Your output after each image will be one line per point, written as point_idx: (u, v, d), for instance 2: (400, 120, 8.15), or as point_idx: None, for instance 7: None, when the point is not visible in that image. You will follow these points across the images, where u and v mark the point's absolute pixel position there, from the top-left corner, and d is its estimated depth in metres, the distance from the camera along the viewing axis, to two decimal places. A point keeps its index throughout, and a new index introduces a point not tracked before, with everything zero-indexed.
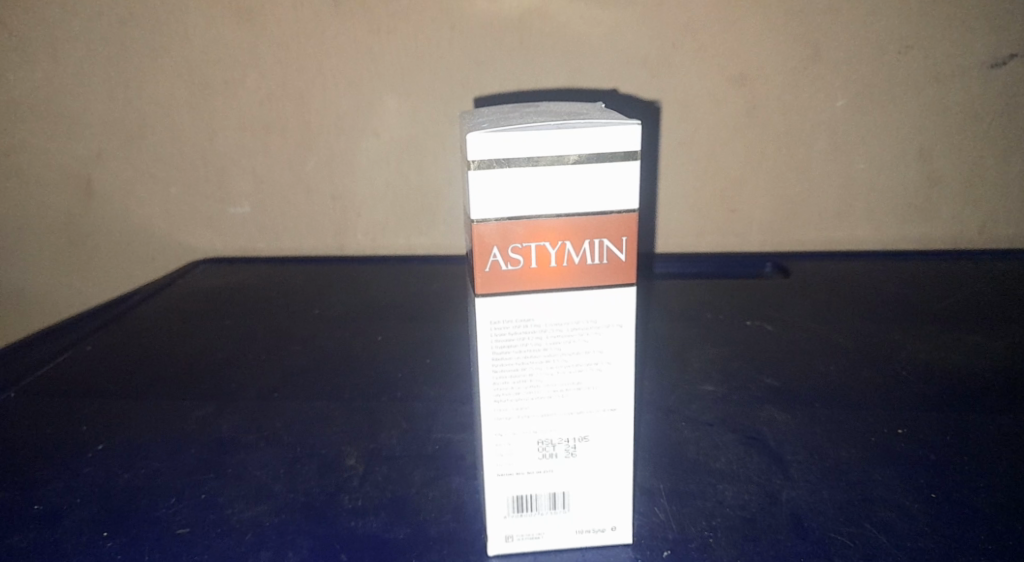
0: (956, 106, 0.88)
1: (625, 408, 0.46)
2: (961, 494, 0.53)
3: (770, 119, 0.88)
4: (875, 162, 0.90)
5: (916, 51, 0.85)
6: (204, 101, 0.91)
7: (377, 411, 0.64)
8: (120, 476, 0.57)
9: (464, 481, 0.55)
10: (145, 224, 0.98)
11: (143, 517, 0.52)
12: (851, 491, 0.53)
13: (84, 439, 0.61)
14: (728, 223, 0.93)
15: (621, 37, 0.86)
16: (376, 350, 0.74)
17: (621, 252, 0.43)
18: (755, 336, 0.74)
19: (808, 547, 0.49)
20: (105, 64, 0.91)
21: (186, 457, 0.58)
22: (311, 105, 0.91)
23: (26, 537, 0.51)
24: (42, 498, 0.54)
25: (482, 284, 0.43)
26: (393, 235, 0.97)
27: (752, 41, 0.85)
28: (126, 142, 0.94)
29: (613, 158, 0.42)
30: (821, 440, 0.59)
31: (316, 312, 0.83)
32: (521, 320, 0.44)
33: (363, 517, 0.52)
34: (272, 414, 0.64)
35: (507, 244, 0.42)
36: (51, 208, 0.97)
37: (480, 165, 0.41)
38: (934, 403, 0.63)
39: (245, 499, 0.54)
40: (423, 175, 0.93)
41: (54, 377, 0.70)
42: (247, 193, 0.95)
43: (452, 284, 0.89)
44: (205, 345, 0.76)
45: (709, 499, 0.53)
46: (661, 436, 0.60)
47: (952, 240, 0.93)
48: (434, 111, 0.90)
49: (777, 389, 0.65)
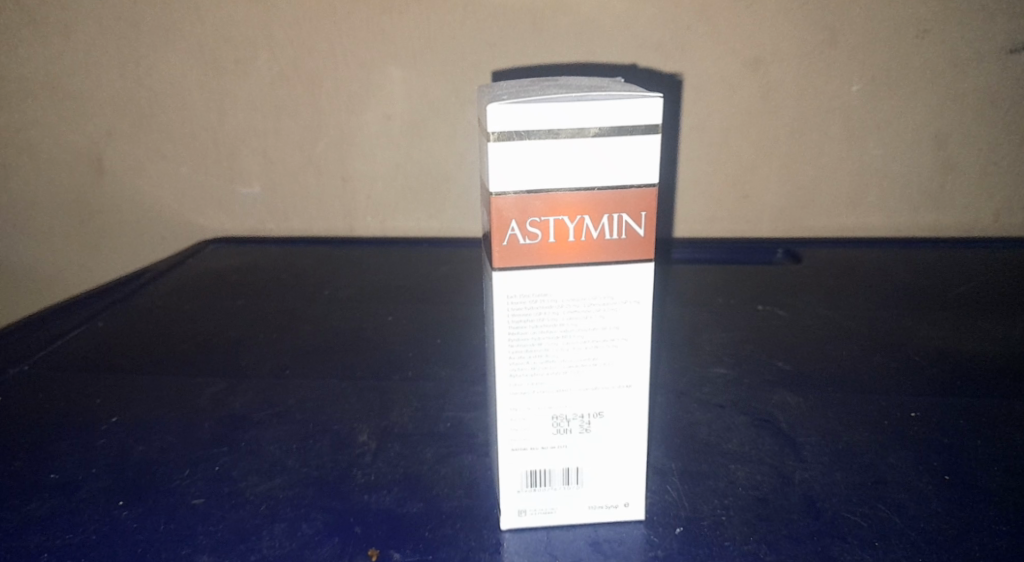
0: (971, 94, 0.87)
1: (640, 385, 0.46)
2: (975, 477, 0.53)
3: (784, 104, 0.88)
4: (887, 149, 0.90)
5: (931, 38, 0.85)
6: (215, 81, 0.91)
7: (387, 389, 0.64)
8: (134, 449, 0.57)
9: (476, 458, 0.55)
10: (155, 203, 0.98)
11: (158, 489, 0.52)
12: (864, 474, 0.53)
13: (96, 413, 0.61)
14: (738, 209, 0.93)
15: (635, 19, 0.86)
16: (387, 330, 0.74)
17: (640, 227, 0.43)
18: (767, 321, 0.74)
19: (821, 527, 0.49)
20: (116, 41, 0.90)
21: (199, 432, 0.59)
22: (323, 85, 0.90)
23: (42, 505, 0.51)
24: (56, 469, 0.55)
25: (500, 258, 0.43)
26: (402, 217, 0.97)
27: (766, 25, 0.85)
28: (137, 122, 0.94)
29: (634, 131, 0.41)
30: (834, 423, 0.59)
31: (327, 293, 0.83)
32: (538, 295, 0.44)
33: (376, 492, 0.52)
34: (284, 390, 0.64)
35: (525, 218, 0.42)
36: (61, 187, 0.97)
37: (500, 137, 0.41)
38: (947, 388, 0.63)
39: (258, 473, 0.54)
40: (435, 158, 0.93)
41: (67, 352, 0.70)
42: (257, 174, 0.95)
43: (463, 266, 0.89)
44: (216, 323, 0.76)
45: (722, 479, 0.53)
46: (672, 417, 0.60)
47: (965, 229, 0.93)
48: (446, 92, 0.90)
49: (788, 372, 0.65)
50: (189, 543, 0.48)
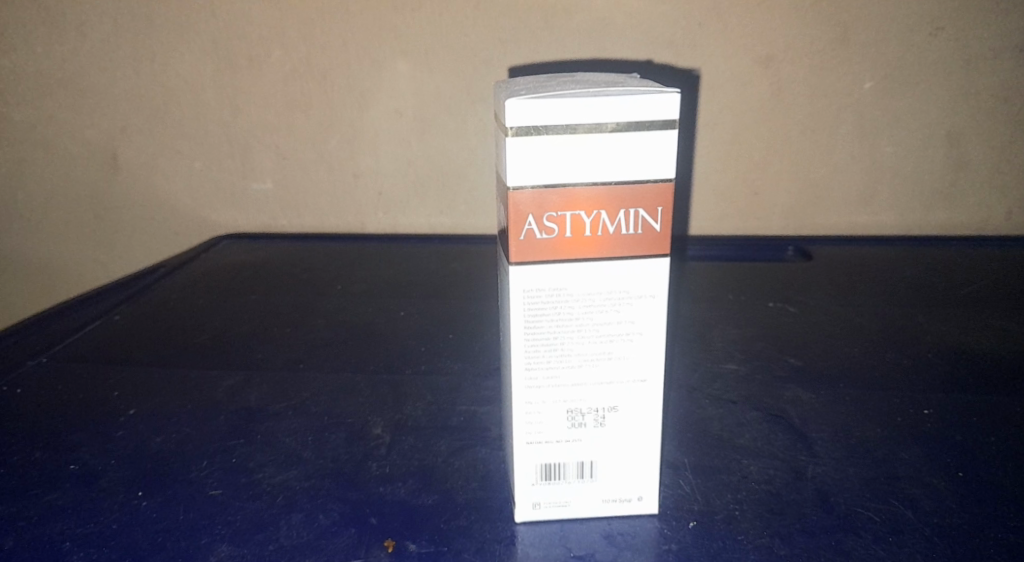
0: (983, 91, 0.87)
1: (655, 379, 0.47)
2: (987, 473, 0.53)
3: (796, 102, 0.88)
4: (899, 147, 0.90)
5: (943, 36, 0.85)
6: (228, 77, 0.92)
7: (400, 383, 0.65)
8: (152, 440, 0.57)
9: (489, 452, 0.56)
10: (169, 199, 0.98)
11: (176, 479, 0.53)
12: (877, 469, 0.53)
13: (115, 405, 0.62)
14: (749, 207, 0.93)
15: (648, 15, 0.86)
16: (399, 325, 0.75)
17: (656, 222, 0.44)
18: (779, 318, 0.74)
19: (834, 521, 0.49)
20: (131, 37, 0.91)
21: (215, 424, 0.59)
22: (336, 81, 0.91)
23: (63, 494, 0.52)
24: (76, 459, 0.55)
25: (516, 252, 0.43)
26: (412, 214, 0.97)
27: (779, 21, 0.85)
28: (151, 117, 0.94)
29: (651, 126, 0.42)
30: (846, 419, 0.59)
31: (339, 288, 0.83)
32: (555, 289, 0.44)
33: (392, 484, 0.53)
34: (299, 384, 0.65)
35: (542, 213, 0.43)
36: (76, 182, 0.98)
37: (517, 132, 0.41)
38: (959, 385, 0.63)
39: (274, 465, 0.54)
40: (448, 154, 0.93)
41: (83, 345, 0.71)
42: (270, 170, 0.96)
43: (475, 263, 0.89)
44: (229, 317, 0.76)
45: (735, 473, 0.53)
46: (684, 413, 0.60)
47: (976, 226, 0.93)
48: (459, 90, 0.90)
49: (800, 369, 0.66)
50: (208, 533, 0.49)
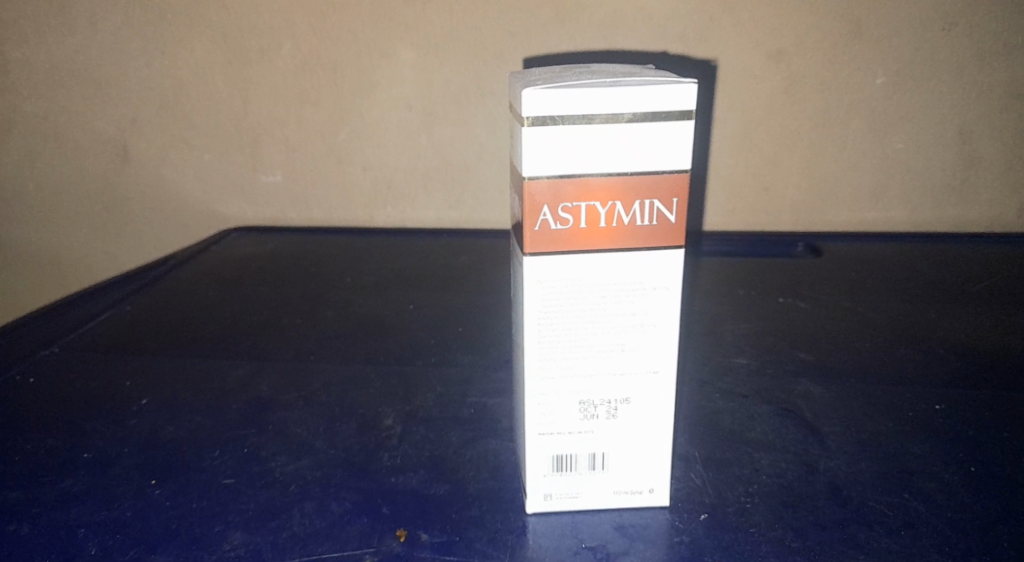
0: (995, 87, 0.87)
1: (668, 370, 0.47)
2: (1001, 469, 0.53)
3: (807, 97, 0.88)
4: (910, 143, 0.89)
5: (956, 32, 0.85)
6: (239, 69, 0.92)
7: (410, 375, 0.65)
8: (164, 429, 0.57)
9: (499, 443, 0.56)
10: (179, 191, 0.99)
11: (190, 467, 0.53)
12: (889, 464, 0.53)
13: (126, 394, 0.62)
14: (759, 202, 0.93)
15: (659, 10, 0.86)
16: (409, 318, 0.75)
17: (671, 213, 0.43)
18: (789, 313, 0.74)
19: (848, 515, 0.49)
20: (142, 29, 0.91)
21: (226, 414, 0.59)
22: (348, 74, 0.91)
23: (77, 481, 0.52)
24: (89, 447, 0.55)
25: (531, 242, 0.43)
26: (421, 207, 0.97)
27: (790, 16, 0.85)
28: (161, 110, 0.95)
29: (667, 116, 0.42)
30: (858, 414, 0.59)
31: (349, 280, 0.83)
32: (569, 280, 0.44)
33: (403, 474, 0.53)
34: (308, 374, 0.65)
35: (557, 203, 0.43)
36: (87, 173, 0.98)
37: (534, 121, 0.41)
38: (972, 381, 0.62)
39: (286, 454, 0.55)
40: (458, 147, 0.93)
41: (93, 335, 0.71)
42: (280, 162, 0.96)
43: (484, 256, 0.89)
44: (238, 309, 0.76)
45: (746, 467, 0.53)
46: (695, 407, 0.60)
47: (987, 223, 0.93)
48: (470, 82, 0.90)
49: (811, 363, 0.66)
50: (221, 520, 0.49)
